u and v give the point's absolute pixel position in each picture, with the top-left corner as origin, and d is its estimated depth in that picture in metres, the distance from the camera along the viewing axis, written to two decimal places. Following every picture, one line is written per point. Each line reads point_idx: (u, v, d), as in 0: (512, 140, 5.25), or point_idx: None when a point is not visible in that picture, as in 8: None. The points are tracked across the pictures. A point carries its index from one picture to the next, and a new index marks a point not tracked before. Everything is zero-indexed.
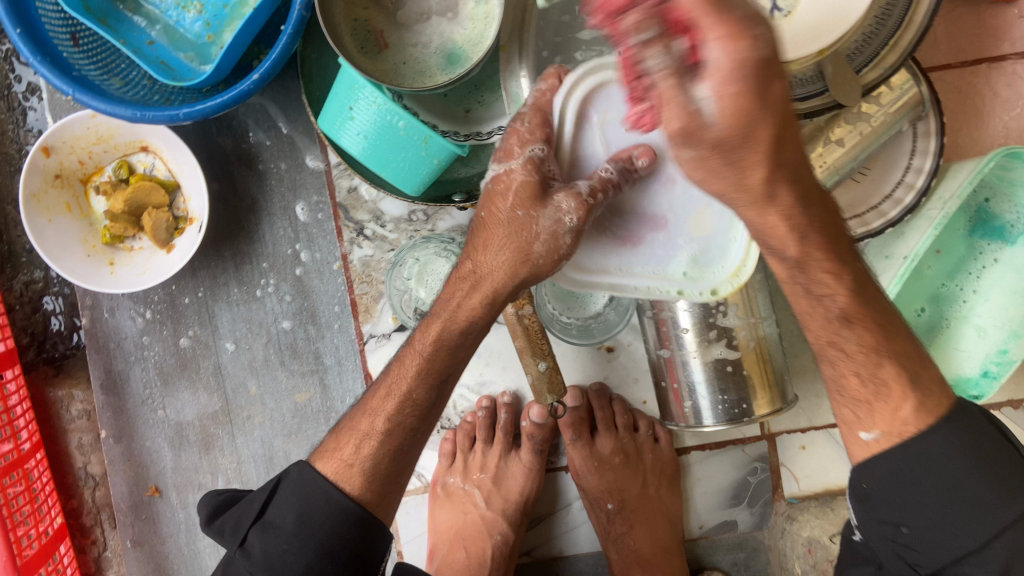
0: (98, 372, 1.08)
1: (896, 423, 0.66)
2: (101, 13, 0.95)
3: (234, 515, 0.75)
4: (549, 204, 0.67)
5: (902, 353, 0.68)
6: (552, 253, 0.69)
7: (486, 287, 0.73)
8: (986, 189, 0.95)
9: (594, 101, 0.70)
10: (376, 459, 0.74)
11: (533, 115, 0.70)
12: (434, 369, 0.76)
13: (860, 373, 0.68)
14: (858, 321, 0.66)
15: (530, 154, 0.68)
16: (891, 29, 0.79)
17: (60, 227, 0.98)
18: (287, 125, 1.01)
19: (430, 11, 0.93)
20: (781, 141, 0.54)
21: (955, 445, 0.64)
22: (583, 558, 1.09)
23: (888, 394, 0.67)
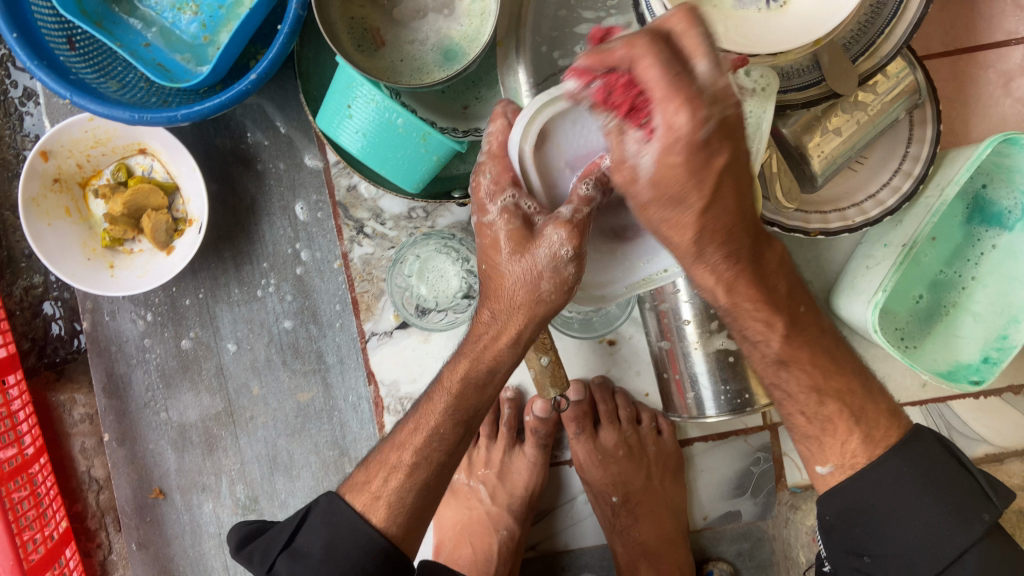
0: (100, 376, 1.08)
1: (846, 455, 0.75)
2: (96, 16, 0.95)
3: (263, 543, 0.77)
4: (540, 242, 0.65)
5: (842, 390, 0.75)
6: (562, 287, 0.67)
7: (510, 330, 0.71)
8: (983, 175, 0.96)
9: (550, 125, 0.65)
10: (403, 493, 0.74)
11: (493, 163, 0.68)
12: (463, 408, 0.74)
13: (805, 411, 0.76)
14: (793, 362, 0.74)
15: (502, 205, 0.67)
16: (885, 19, 0.80)
17: (59, 230, 0.98)
18: (284, 123, 1.01)
19: (426, 8, 0.93)
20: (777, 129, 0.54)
21: (906, 475, 0.72)
22: (588, 551, 1.09)
23: (834, 430, 0.75)
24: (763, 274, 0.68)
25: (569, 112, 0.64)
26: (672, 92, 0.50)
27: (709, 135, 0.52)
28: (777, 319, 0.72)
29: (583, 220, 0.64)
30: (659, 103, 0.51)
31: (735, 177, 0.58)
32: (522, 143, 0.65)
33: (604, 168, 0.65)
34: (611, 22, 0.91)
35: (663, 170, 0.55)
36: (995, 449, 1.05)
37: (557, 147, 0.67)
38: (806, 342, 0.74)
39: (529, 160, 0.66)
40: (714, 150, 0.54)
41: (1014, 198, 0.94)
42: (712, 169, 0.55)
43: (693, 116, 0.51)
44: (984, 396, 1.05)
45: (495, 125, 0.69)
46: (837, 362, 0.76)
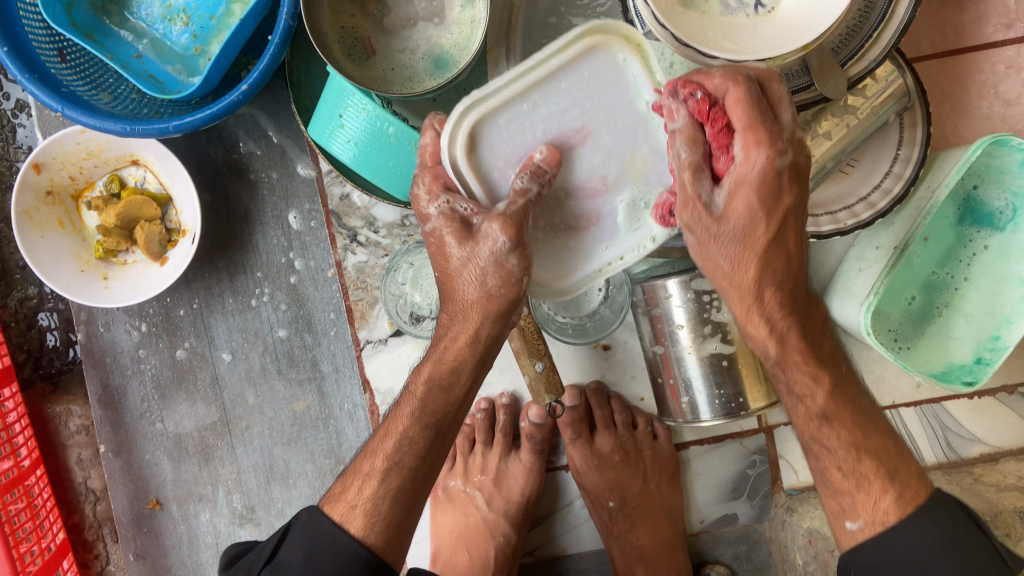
0: (95, 387, 1.08)
1: (878, 513, 0.70)
2: (87, 28, 0.95)
3: (247, 561, 0.77)
4: (482, 240, 0.68)
5: (879, 449, 0.72)
6: (507, 281, 0.70)
7: (469, 328, 0.73)
8: (975, 176, 0.96)
9: (481, 128, 0.69)
10: (379, 499, 0.73)
11: (428, 173, 0.71)
12: (430, 410, 0.75)
13: (841, 466, 0.73)
14: (836, 419, 0.72)
15: (440, 207, 0.70)
16: (875, 21, 0.80)
17: (53, 243, 0.98)
18: (276, 132, 1.01)
19: (416, 16, 0.93)
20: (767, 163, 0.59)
21: (932, 534, 0.68)
22: (586, 556, 1.09)
23: (869, 486, 0.71)
24: (803, 336, 0.72)
25: (497, 114, 0.69)
26: (756, 121, 0.62)
27: (784, 168, 0.63)
28: (823, 374, 0.73)
29: (518, 212, 0.68)
30: (744, 131, 0.62)
31: (794, 224, 0.68)
32: (453, 148, 0.69)
33: (539, 161, 0.68)
34: None
35: (735, 200, 0.65)
36: (989, 449, 1.05)
37: (494, 149, 0.70)
38: (849, 400, 0.73)
39: (464, 164, 0.70)
40: (782, 187, 0.65)
41: (1006, 198, 0.94)
42: (781, 204, 0.65)
43: (769, 150, 0.62)
44: (978, 397, 1.05)
45: (427, 136, 0.71)
46: (873, 422, 0.74)
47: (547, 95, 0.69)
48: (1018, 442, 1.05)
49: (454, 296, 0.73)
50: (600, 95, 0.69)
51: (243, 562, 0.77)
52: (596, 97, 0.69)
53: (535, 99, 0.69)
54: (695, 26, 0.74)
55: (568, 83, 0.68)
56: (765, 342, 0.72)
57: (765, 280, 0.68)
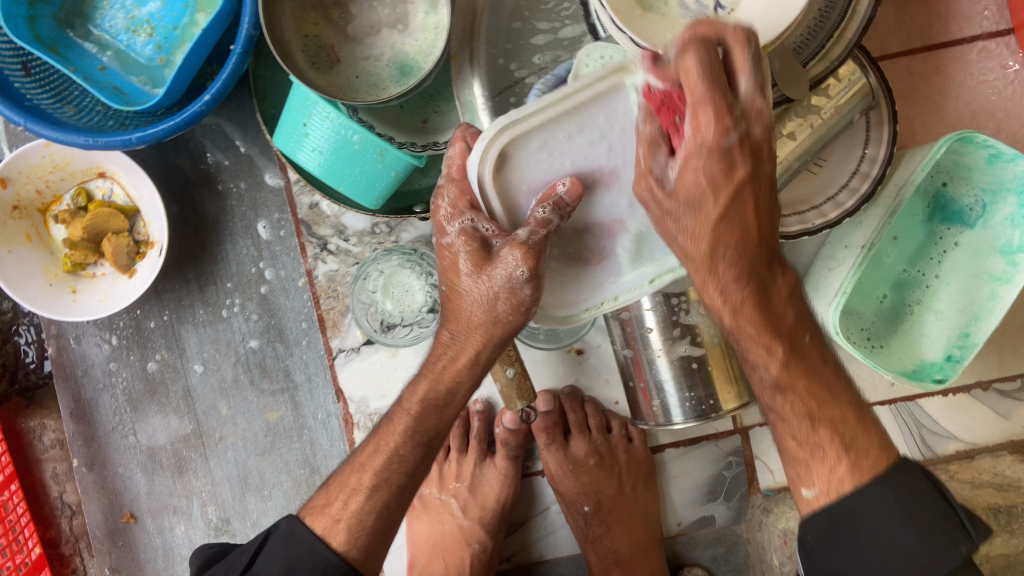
0: (67, 402, 1.07)
1: (833, 482, 0.66)
2: (50, 42, 0.95)
3: (224, 568, 0.76)
4: (495, 263, 0.67)
5: (836, 420, 0.68)
6: (518, 309, 0.69)
7: (469, 349, 0.73)
8: (943, 173, 0.96)
9: (511, 149, 0.65)
10: (362, 517, 0.72)
11: (451, 187, 0.70)
12: (423, 432, 0.74)
13: (797, 436, 0.69)
14: (790, 389, 0.68)
15: (461, 227, 0.68)
16: (837, 18, 0.79)
17: (20, 257, 0.98)
18: (244, 142, 1.01)
19: (379, 24, 0.93)
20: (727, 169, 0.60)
21: (891, 502, 0.63)
22: (564, 561, 1.09)
23: (824, 456, 0.67)
24: (761, 308, 0.68)
25: (529, 137, 0.65)
26: (706, 96, 0.57)
27: (732, 144, 0.59)
28: (779, 346, 0.68)
29: (537, 243, 0.65)
30: (692, 107, 0.58)
31: (754, 195, 0.63)
32: (480, 168, 0.65)
33: (562, 194, 0.66)
34: (566, 33, 0.90)
35: (686, 175, 0.61)
36: (965, 446, 1.05)
37: (518, 173, 0.66)
38: (807, 370, 0.69)
39: (490, 185, 0.66)
40: (736, 162, 0.60)
41: (975, 195, 0.94)
42: (733, 180, 0.61)
43: (717, 126, 0.58)
44: (953, 394, 1.05)
45: (455, 149, 0.70)
46: (831, 389, 0.69)
47: (582, 121, 0.65)
48: (992, 438, 1.05)
49: (457, 313, 0.72)
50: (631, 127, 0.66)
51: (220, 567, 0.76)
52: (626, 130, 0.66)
53: (567, 124, 0.65)
54: (654, 30, 0.73)
55: (601, 112, 0.65)
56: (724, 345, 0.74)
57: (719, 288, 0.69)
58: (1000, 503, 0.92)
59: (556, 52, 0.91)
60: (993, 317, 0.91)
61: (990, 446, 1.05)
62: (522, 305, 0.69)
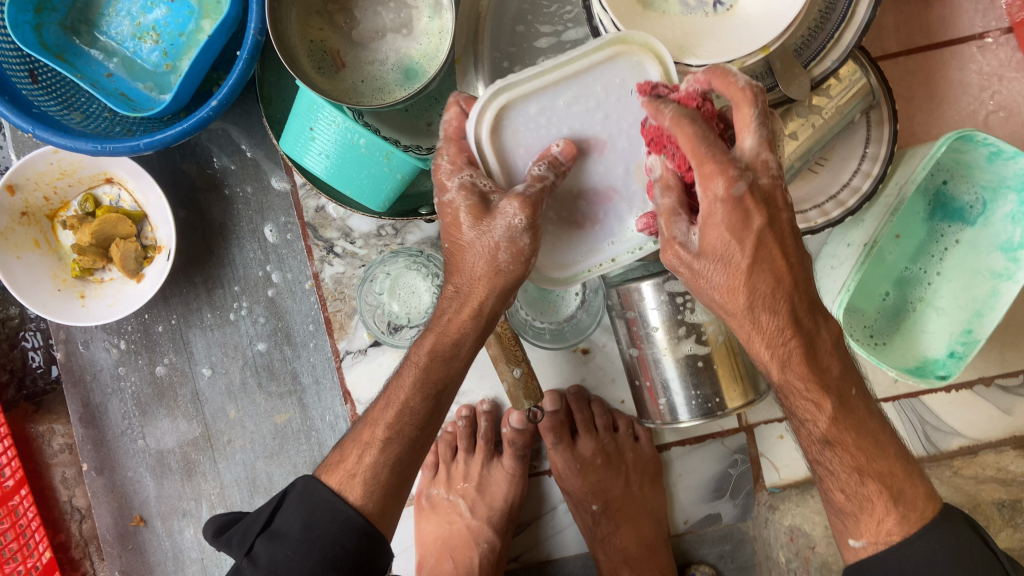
0: (75, 407, 1.07)
1: (881, 533, 0.69)
2: (57, 49, 0.95)
3: (241, 528, 0.75)
4: (495, 215, 0.68)
5: (885, 473, 0.69)
6: (518, 258, 0.70)
7: (473, 301, 0.72)
8: (944, 172, 0.96)
9: (508, 110, 0.68)
10: (379, 468, 0.73)
11: (451, 145, 0.70)
12: (430, 380, 0.74)
13: (845, 488, 0.71)
14: (838, 443, 0.69)
15: (461, 181, 0.69)
16: (836, 21, 0.79)
17: (29, 263, 0.99)
18: (250, 146, 1.01)
19: (384, 28, 0.94)
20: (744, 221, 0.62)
21: (939, 555, 0.67)
22: (571, 560, 1.09)
23: (871, 509, 0.69)
24: (806, 360, 0.67)
25: (526, 101, 0.67)
26: (707, 155, 0.60)
27: (742, 194, 0.61)
28: (826, 400, 0.68)
29: (535, 194, 0.67)
30: (698, 168, 0.61)
31: (779, 241, 0.64)
32: (478, 129, 0.68)
33: (556, 153, 0.68)
34: (570, 35, 0.91)
35: (709, 232, 0.63)
36: (968, 442, 1.06)
37: (515, 135, 0.69)
38: (854, 424, 0.69)
39: (489, 146, 0.69)
40: (750, 209, 0.61)
41: (976, 193, 0.95)
42: (752, 228, 0.62)
43: (725, 178, 0.60)
44: (956, 390, 1.05)
45: (450, 112, 0.71)
46: (879, 443, 0.70)
47: (579, 87, 0.67)
48: (996, 434, 1.06)
49: (458, 265, 0.72)
50: (626, 97, 0.68)
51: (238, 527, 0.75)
52: (622, 100, 0.67)
53: (562, 90, 0.67)
54: (655, 31, 0.76)
55: (596, 81, 0.67)
56: None
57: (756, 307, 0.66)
58: (1005, 497, 0.96)
59: (559, 54, 0.91)
60: (996, 314, 0.92)
61: (995, 441, 1.06)
62: (523, 257, 0.70)
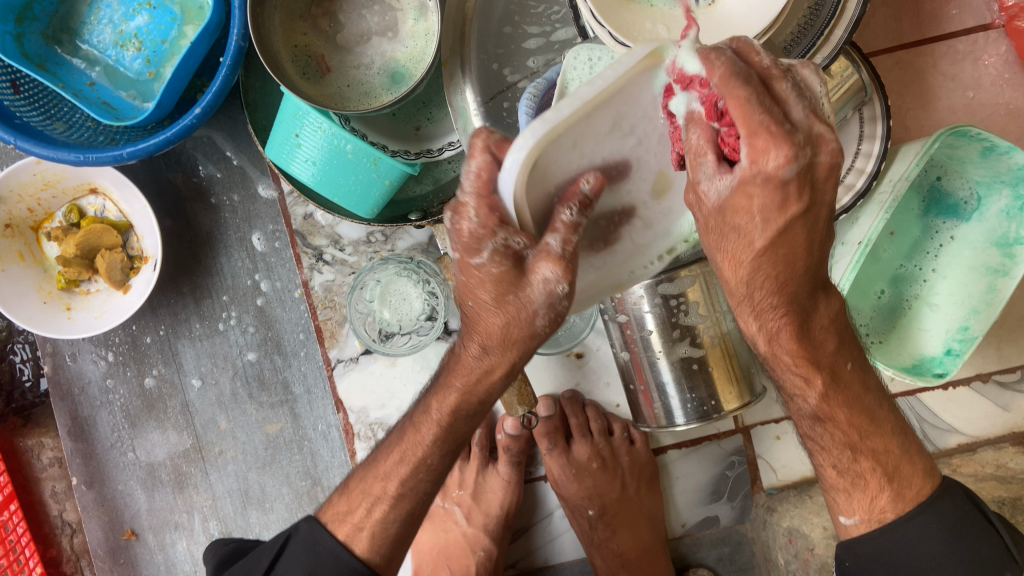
0: (64, 420, 1.06)
1: (875, 510, 0.71)
2: (39, 58, 0.94)
3: (244, 566, 0.76)
4: (531, 279, 0.61)
5: (878, 449, 0.72)
6: (553, 320, 0.65)
7: (504, 363, 0.68)
8: (937, 168, 0.96)
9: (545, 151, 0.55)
10: (387, 523, 0.72)
11: (479, 204, 0.57)
12: (452, 437, 0.72)
13: (837, 464, 0.73)
14: (830, 419, 0.72)
15: (494, 247, 0.59)
16: (824, 19, 0.78)
17: (13, 276, 0.98)
18: (235, 153, 1.00)
19: (369, 31, 0.92)
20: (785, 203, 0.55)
21: (933, 530, 0.69)
22: (569, 566, 1.08)
23: (864, 485, 0.72)
24: (796, 338, 0.68)
25: (564, 140, 0.56)
26: (760, 126, 0.51)
27: (790, 177, 0.53)
28: (817, 376, 0.70)
29: (572, 251, 0.60)
30: (747, 137, 0.52)
31: (808, 227, 0.59)
32: (516, 178, 0.55)
33: (587, 190, 0.60)
34: (558, 36, 0.90)
35: (738, 198, 0.57)
36: (967, 439, 1.05)
37: (547, 175, 0.58)
38: (847, 401, 0.71)
39: (523, 198, 0.57)
40: (792, 196, 0.55)
41: (970, 188, 0.94)
42: (786, 213, 0.56)
43: (779, 157, 0.52)
44: (953, 387, 1.05)
45: (477, 160, 0.56)
46: (873, 418, 0.72)
47: (613, 111, 0.57)
48: (994, 431, 1.05)
49: (482, 327, 0.66)
50: (654, 113, 0.61)
51: (241, 565, 0.76)
52: (651, 118, 0.61)
53: (598, 117, 0.57)
54: (633, 19, 0.74)
55: (626, 105, 0.58)
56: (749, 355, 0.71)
57: (757, 281, 0.63)
58: (1005, 496, 0.93)
59: (548, 56, 0.90)
60: (993, 310, 0.91)
61: (993, 438, 1.05)
62: (557, 317, 0.65)
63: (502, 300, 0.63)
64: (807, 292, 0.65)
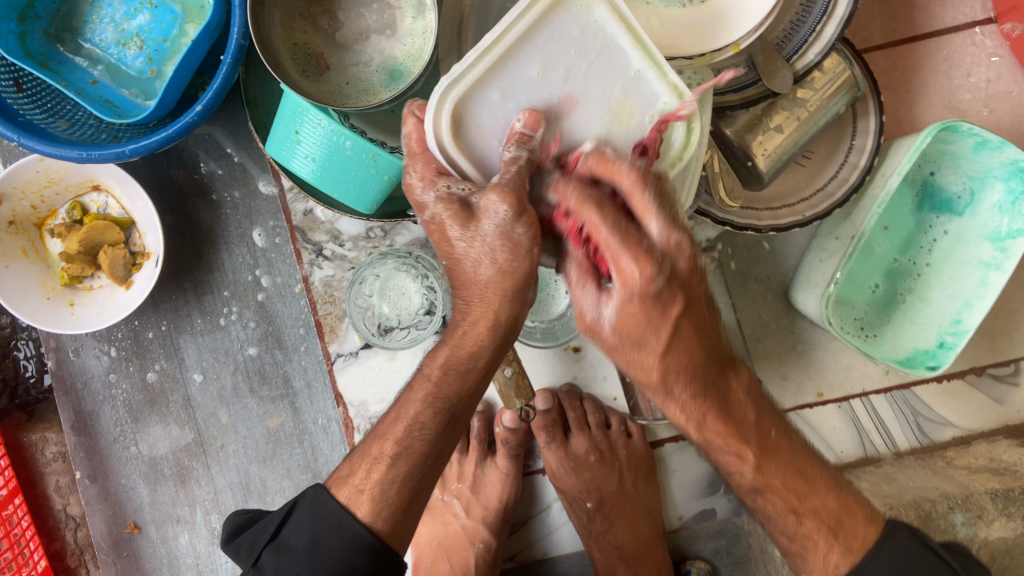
0: (68, 414, 1.07)
1: (829, 568, 0.71)
2: (42, 57, 0.95)
3: (251, 535, 0.75)
4: (481, 216, 0.66)
5: (819, 508, 0.72)
6: (517, 253, 0.67)
7: (488, 312, 0.70)
8: (930, 163, 0.97)
9: (463, 102, 0.67)
10: (385, 485, 0.71)
11: (418, 160, 0.70)
12: (443, 395, 0.72)
13: (786, 530, 0.74)
14: (767, 489, 0.72)
15: (436, 194, 0.69)
16: (817, 17, 0.80)
17: (17, 272, 0.99)
18: (235, 150, 1.01)
19: (368, 30, 0.94)
20: (666, 305, 0.62)
21: (888, 573, 0.70)
22: (567, 558, 1.09)
23: (814, 545, 0.72)
24: (721, 418, 0.70)
25: (479, 88, 0.67)
26: (621, 247, 0.60)
27: (661, 289, 0.61)
28: (747, 450, 0.72)
29: (513, 179, 0.65)
30: (613, 259, 0.61)
31: (694, 322, 0.65)
32: (438, 122, 0.67)
33: (521, 128, 0.66)
34: None
35: (624, 317, 0.64)
36: (961, 432, 1.06)
37: (477, 123, 0.68)
38: (779, 468, 0.73)
39: (452, 142, 0.67)
40: (669, 301, 0.62)
41: (963, 183, 0.95)
42: (670, 316, 0.63)
43: (645, 271, 0.60)
44: (947, 380, 1.06)
45: (409, 123, 0.71)
46: (809, 479, 0.73)
47: (527, 50, 0.67)
48: (988, 424, 1.05)
49: (491, 304, 0.70)
50: (584, 46, 0.67)
51: (251, 530, 0.76)
52: (583, 48, 0.67)
53: (513, 62, 0.67)
54: None
55: (546, 44, 0.67)
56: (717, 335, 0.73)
57: (671, 379, 0.67)
58: (997, 487, 0.93)
59: None
60: (985, 303, 0.92)
61: (988, 431, 1.06)
62: (519, 246, 0.67)
63: (502, 271, 0.68)
64: (716, 370, 0.69)
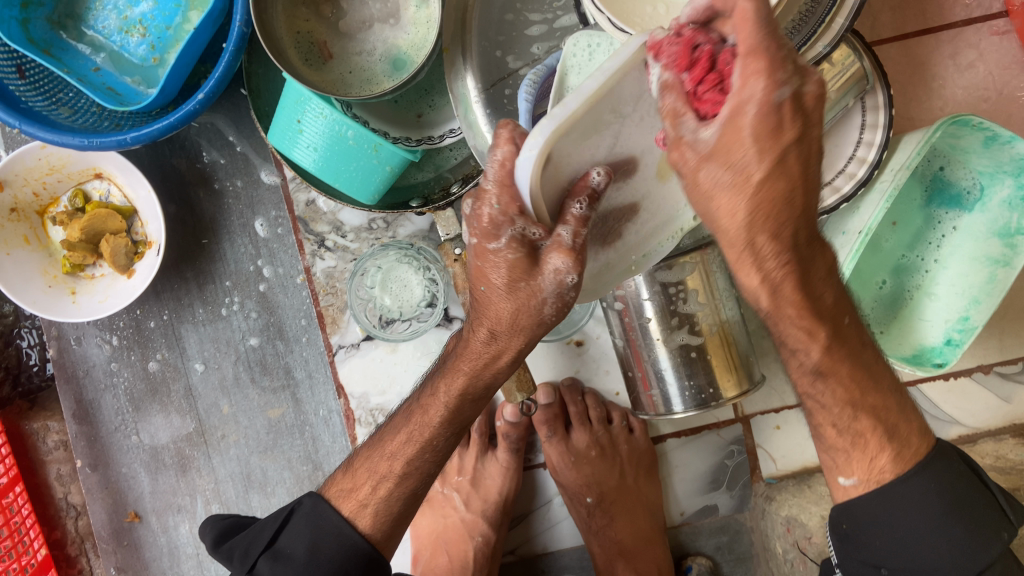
0: (69, 403, 1.08)
1: (873, 471, 0.67)
2: (45, 43, 0.95)
3: (243, 542, 0.76)
4: (543, 270, 0.61)
5: (878, 407, 0.67)
6: (561, 307, 0.65)
7: (510, 349, 0.69)
8: (940, 157, 0.95)
9: (557, 146, 0.53)
10: (391, 501, 0.74)
11: (501, 192, 0.57)
12: (456, 420, 0.74)
13: (837, 424, 0.68)
14: (831, 374, 0.66)
15: (512, 234, 0.59)
16: (826, 7, 0.77)
17: (19, 260, 0.99)
18: (237, 139, 1.01)
19: (371, 18, 0.93)
20: (779, 130, 0.50)
21: (933, 490, 0.65)
22: (567, 553, 1.09)
23: (864, 445, 0.67)
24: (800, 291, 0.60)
25: (574, 134, 0.53)
26: (758, 46, 0.47)
27: (785, 100, 0.48)
28: (821, 330, 0.64)
29: (582, 246, 0.60)
30: (741, 57, 0.48)
31: (802, 162, 0.52)
32: (531, 172, 0.53)
33: (596, 183, 0.58)
34: (561, 23, 0.89)
35: (728, 137, 0.50)
36: (968, 430, 1.05)
37: (559, 167, 0.56)
38: (848, 355, 0.66)
39: (536, 191, 0.55)
40: (786, 122, 0.50)
41: (973, 178, 0.94)
42: (780, 142, 0.50)
43: (770, 78, 0.47)
44: (954, 377, 1.04)
45: (503, 151, 0.56)
46: (873, 374, 0.68)
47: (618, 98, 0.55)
48: (994, 422, 1.04)
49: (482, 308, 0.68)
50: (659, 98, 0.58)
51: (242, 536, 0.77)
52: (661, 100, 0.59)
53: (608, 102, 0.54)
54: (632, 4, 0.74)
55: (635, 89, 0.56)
56: (756, 292, 0.61)
57: (756, 226, 0.54)
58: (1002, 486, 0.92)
59: (551, 43, 0.89)
60: (994, 299, 0.90)
61: (995, 429, 1.05)
62: (564, 308, 0.66)
63: (514, 288, 0.63)
64: None
